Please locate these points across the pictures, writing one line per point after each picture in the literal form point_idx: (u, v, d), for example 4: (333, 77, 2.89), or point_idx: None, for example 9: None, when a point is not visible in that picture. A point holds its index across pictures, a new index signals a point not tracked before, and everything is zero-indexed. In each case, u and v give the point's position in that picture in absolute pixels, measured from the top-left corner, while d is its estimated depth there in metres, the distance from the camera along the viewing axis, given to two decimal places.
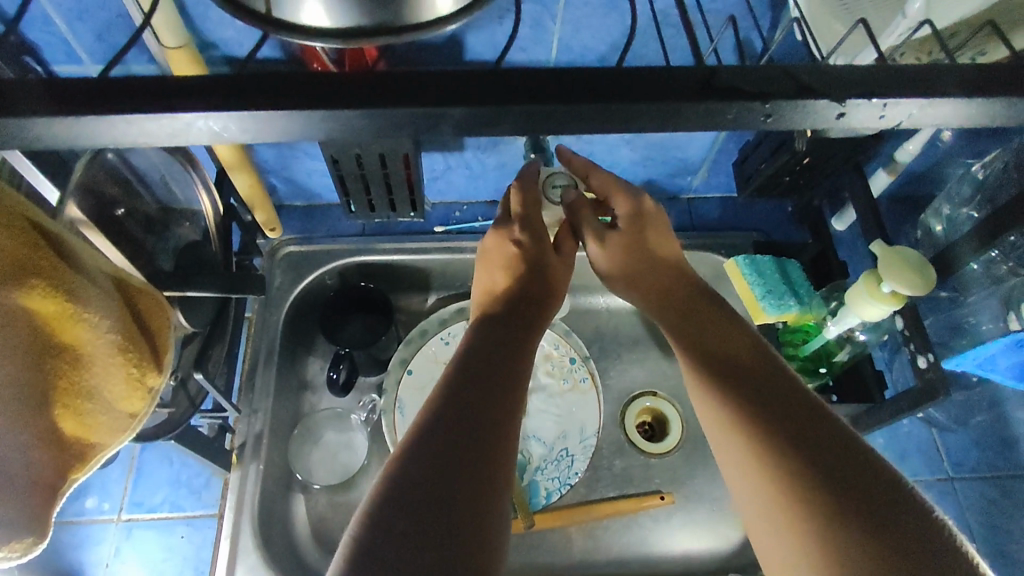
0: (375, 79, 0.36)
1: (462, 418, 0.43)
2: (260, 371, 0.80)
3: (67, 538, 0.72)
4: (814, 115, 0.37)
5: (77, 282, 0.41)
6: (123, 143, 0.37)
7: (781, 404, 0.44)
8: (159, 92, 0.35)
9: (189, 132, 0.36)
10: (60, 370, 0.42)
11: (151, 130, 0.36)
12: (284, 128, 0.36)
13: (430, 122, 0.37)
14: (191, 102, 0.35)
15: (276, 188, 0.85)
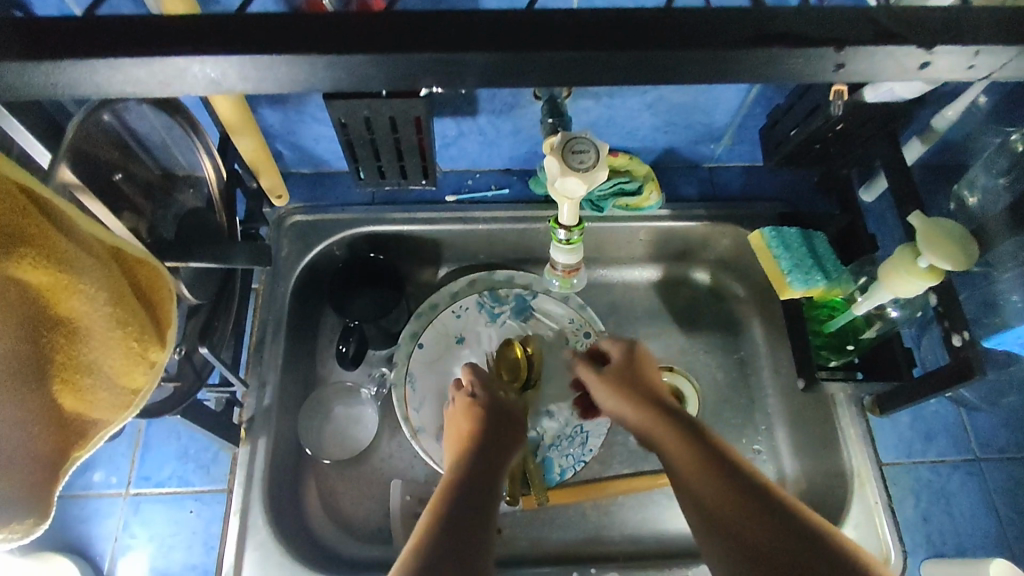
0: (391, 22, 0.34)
1: (475, 491, 0.60)
2: (268, 345, 0.77)
3: (75, 511, 0.71)
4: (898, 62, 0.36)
5: (70, 252, 0.39)
6: (111, 92, 0.35)
7: (765, 521, 0.53)
8: (146, 34, 0.33)
9: (182, 81, 0.35)
10: (58, 344, 0.41)
11: (139, 76, 0.34)
12: (285, 75, 0.35)
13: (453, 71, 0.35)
14: (186, 44, 0.33)
15: (282, 155, 0.82)
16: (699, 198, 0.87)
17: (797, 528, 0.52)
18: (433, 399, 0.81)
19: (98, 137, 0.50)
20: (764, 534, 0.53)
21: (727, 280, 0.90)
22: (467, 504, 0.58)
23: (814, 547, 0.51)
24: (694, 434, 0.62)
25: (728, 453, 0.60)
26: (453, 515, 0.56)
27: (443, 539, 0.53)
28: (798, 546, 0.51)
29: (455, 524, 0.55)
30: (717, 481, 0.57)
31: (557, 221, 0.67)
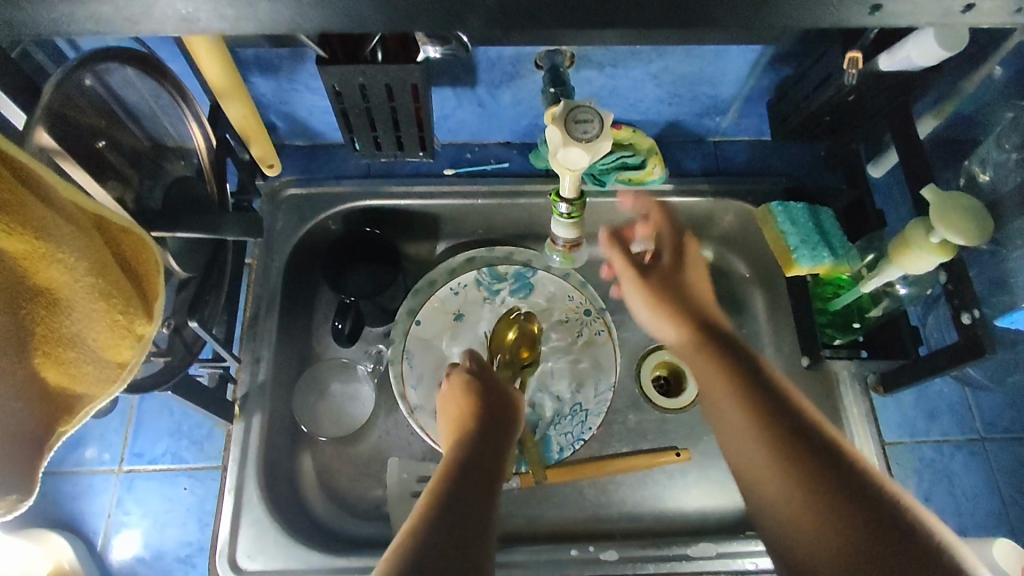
0: None
1: (474, 474, 0.58)
2: (261, 321, 0.76)
3: (67, 488, 0.70)
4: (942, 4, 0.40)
5: (50, 220, 0.37)
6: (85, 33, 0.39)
7: (805, 467, 0.48)
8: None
9: (155, 14, 0.37)
10: (38, 317, 0.39)
11: (107, 13, 0.37)
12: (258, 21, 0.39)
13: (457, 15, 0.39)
14: None
15: (275, 126, 0.80)
16: (702, 172, 0.85)
17: (839, 466, 0.48)
18: (431, 376, 0.81)
19: (82, 106, 0.47)
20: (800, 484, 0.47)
21: (730, 257, 0.89)
22: (469, 487, 0.56)
23: (852, 478, 0.47)
24: (742, 368, 0.56)
25: (775, 386, 0.54)
26: (455, 496, 0.54)
27: (442, 521, 0.51)
28: (837, 477, 0.47)
29: (455, 506, 0.53)
30: (758, 419, 0.52)
31: (558, 194, 0.65)
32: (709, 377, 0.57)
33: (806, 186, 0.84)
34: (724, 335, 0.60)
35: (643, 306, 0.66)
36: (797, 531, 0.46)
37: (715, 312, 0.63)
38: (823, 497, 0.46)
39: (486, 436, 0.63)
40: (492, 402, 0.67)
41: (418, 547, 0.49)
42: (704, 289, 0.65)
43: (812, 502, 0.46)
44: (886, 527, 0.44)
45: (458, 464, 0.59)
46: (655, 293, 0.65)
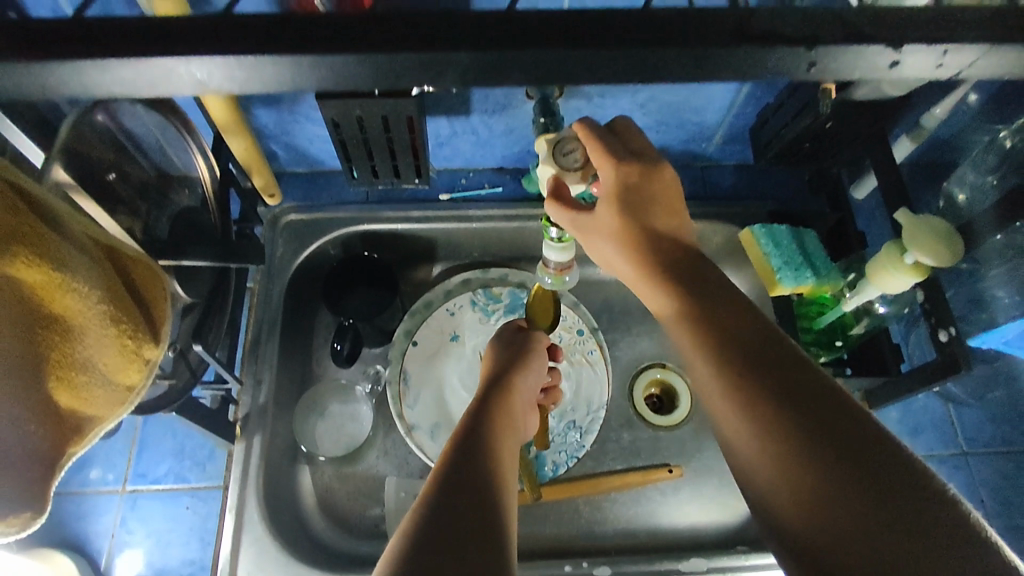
0: (375, 18, 0.34)
1: (486, 438, 0.55)
2: (263, 344, 0.78)
3: (72, 508, 0.72)
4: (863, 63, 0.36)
5: (63, 250, 0.39)
6: (98, 94, 0.36)
7: (795, 407, 0.43)
8: (134, 36, 0.34)
9: (170, 81, 0.35)
10: (52, 343, 0.40)
11: (127, 77, 0.35)
12: (270, 76, 0.35)
13: (434, 67, 0.35)
14: (168, 46, 0.34)
15: (276, 155, 0.83)
16: (689, 195, 0.88)
17: (824, 406, 0.43)
18: (427, 397, 0.82)
19: (96, 139, 0.50)
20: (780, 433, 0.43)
21: None
22: (479, 449, 0.53)
23: (837, 416, 0.43)
24: (709, 306, 0.51)
25: (741, 327, 0.49)
26: (466, 461, 0.51)
27: (454, 486, 0.49)
28: (827, 415, 0.43)
29: (467, 471, 0.50)
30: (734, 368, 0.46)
31: (549, 219, 0.65)
32: (677, 318, 0.52)
33: (791, 208, 0.87)
34: (681, 266, 0.53)
35: (602, 239, 0.55)
36: (781, 480, 0.42)
37: (672, 247, 0.54)
38: (805, 443, 0.42)
39: (495, 398, 0.61)
40: (512, 366, 0.66)
41: (439, 520, 0.45)
42: (659, 219, 0.54)
43: (792, 448, 0.42)
44: (873, 466, 0.40)
45: (469, 430, 0.56)
46: (607, 239, 0.55)
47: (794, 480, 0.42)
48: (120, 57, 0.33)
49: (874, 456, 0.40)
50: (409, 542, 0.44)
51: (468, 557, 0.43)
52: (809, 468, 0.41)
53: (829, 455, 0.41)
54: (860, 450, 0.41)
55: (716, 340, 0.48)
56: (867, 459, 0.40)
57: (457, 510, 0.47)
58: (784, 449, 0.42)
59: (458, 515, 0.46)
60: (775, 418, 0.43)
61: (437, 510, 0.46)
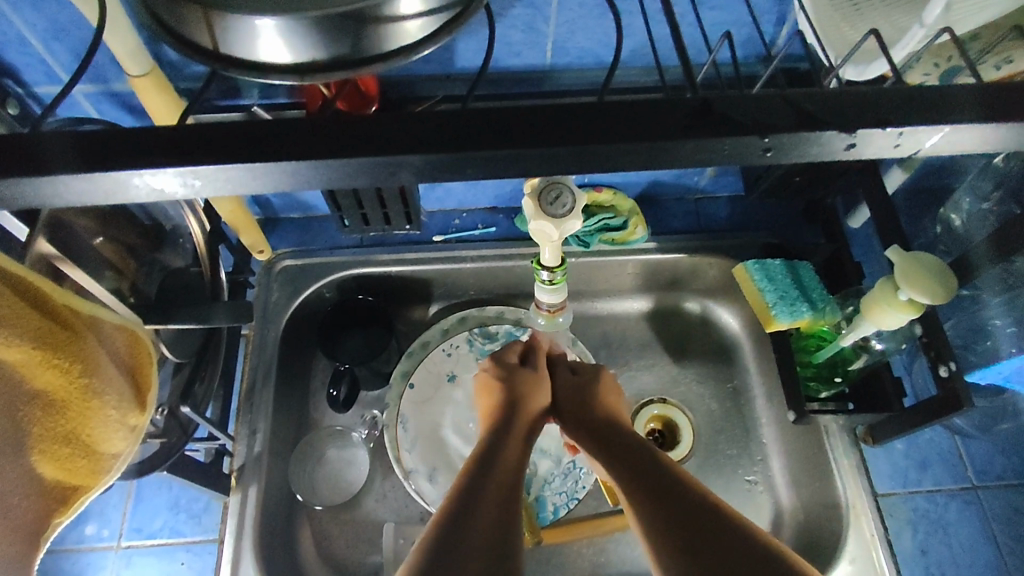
0: (328, 119, 0.31)
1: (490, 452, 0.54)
2: (258, 392, 0.77)
3: (67, 566, 0.71)
4: (821, 146, 0.32)
5: (47, 327, 0.40)
6: (54, 204, 0.32)
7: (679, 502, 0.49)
8: (93, 148, 0.30)
9: (125, 191, 0.31)
10: (35, 418, 0.41)
11: (81, 189, 0.31)
12: (236, 185, 0.32)
13: (388, 169, 0.32)
14: (122, 156, 0.30)
15: (270, 201, 0.83)
16: (685, 229, 0.87)
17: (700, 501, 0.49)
18: (425, 441, 0.82)
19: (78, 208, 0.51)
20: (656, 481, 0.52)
21: (717, 309, 0.90)
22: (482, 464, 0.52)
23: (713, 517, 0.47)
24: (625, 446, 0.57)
25: (642, 457, 0.55)
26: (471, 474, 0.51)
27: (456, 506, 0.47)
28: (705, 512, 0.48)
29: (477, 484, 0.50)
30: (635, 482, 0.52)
31: (539, 262, 0.64)
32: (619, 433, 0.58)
33: (786, 239, 0.86)
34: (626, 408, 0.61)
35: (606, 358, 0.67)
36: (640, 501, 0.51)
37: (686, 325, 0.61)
38: (660, 480, 0.51)
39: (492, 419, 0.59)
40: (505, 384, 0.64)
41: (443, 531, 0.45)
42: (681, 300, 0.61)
43: (651, 482, 0.52)
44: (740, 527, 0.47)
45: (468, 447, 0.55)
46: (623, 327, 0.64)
47: (643, 495, 0.51)
48: (77, 172, 0.30)
49: (720, 512, 0.48)
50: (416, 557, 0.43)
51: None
52: (659, 490, 0.51)
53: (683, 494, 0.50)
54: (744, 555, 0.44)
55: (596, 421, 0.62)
56: (729, 544, 0.45)
57: (469, 525, 0.46)
58: (634, 477, 0.53)
59: (463, 532, 0.45)
60: (631, 454, 0.56)
61: (448, 525, 0.46)
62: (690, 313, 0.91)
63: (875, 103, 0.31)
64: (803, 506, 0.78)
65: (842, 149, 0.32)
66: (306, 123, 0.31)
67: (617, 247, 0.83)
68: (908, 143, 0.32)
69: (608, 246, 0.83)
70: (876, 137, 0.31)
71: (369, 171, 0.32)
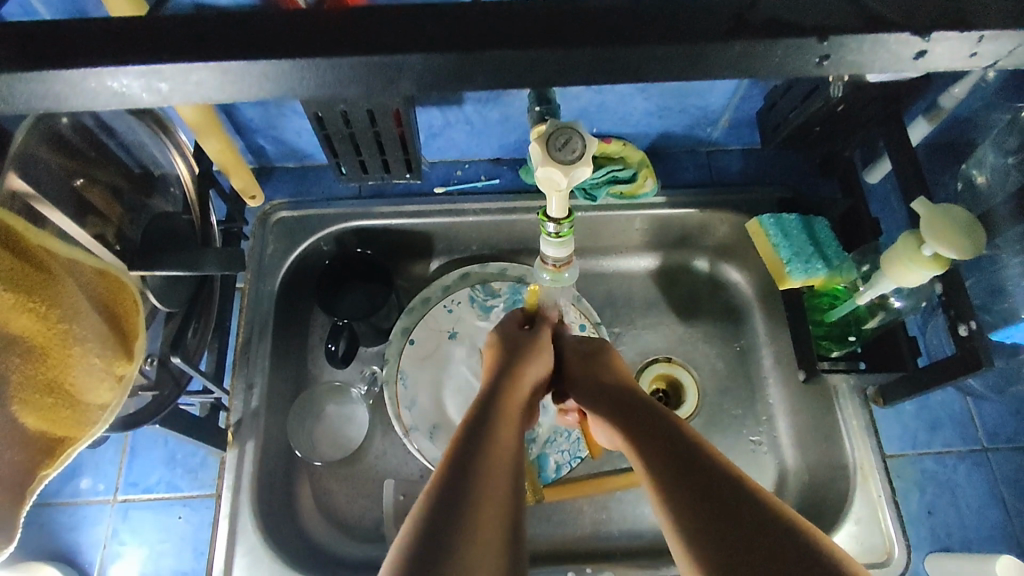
0: (308, 15, 0.31)
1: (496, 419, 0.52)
2: (255, 345, 0.75)
3: (62, 519, 0.70)
4: (888, 54, 0.31)
5: (18, 269, 0.38)
6: (11, 109, 0.31)
7: (683, 462, 0.49)
8: (46, 47, 0.29)
9: (84, 95, 0.31)
10: (12, 365, 0.39)
11: (35, 91, 0.30)
12: (201, 91, 0.31)
13: (388, 73, 0.31)
14: (79, 54, 0.29)
15: (263, 148, 0.80)
16: (696, 183, 0.84)
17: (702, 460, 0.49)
18: (426, 398, 0.80)
19: (57, 146, 0.48)
20: (662, 445, 0.51)
21: (727, 267, 0.87)
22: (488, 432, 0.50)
23: (717, 473, 0.47)
24: (630, 411, 0.56)
25: (646, 421, 0.54)
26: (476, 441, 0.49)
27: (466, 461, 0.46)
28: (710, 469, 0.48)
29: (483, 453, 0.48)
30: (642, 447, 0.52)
31: (546, 213, 0.61)
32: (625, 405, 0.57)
33: (801, 194, 0.83)
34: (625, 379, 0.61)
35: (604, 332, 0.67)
36: (656, 476, 0.49)
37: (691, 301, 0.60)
38: (678, 458, 0.49)
39: (497, 387, 0.58)
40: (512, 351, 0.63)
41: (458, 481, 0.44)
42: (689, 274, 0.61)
43: (669, 461, 0.49)
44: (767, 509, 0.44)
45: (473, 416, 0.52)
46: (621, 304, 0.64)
47: (651, 457, 0.50)
48: (28, 71, 0.29)
49: (719, 466, 0.48)
50: (421, 533, 0.41)
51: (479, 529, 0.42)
52: (666, 453, 0.50)
53: (704, 474, 0.47)
54: (770, 532, 0.42)
55: (606, 398, 0.60)
56: (735, 495, 0.45)
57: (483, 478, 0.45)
58: (643, 441, 0.52)
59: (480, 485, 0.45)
60: (645, 432, 0.53)
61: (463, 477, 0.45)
62: (699, 271, 0.88)
63: (945, 5, 0.30)
64: (808, 466, 0.77)
65: (911, 59, 0.32)
66: (278, 23, 0.30)
67: (626, 201, 0.80)
68: (986, 53, 0.32)
69: (616, 200, 0.80)
70: (951, 43, 0.31)
71: (363, 77, 0.31)
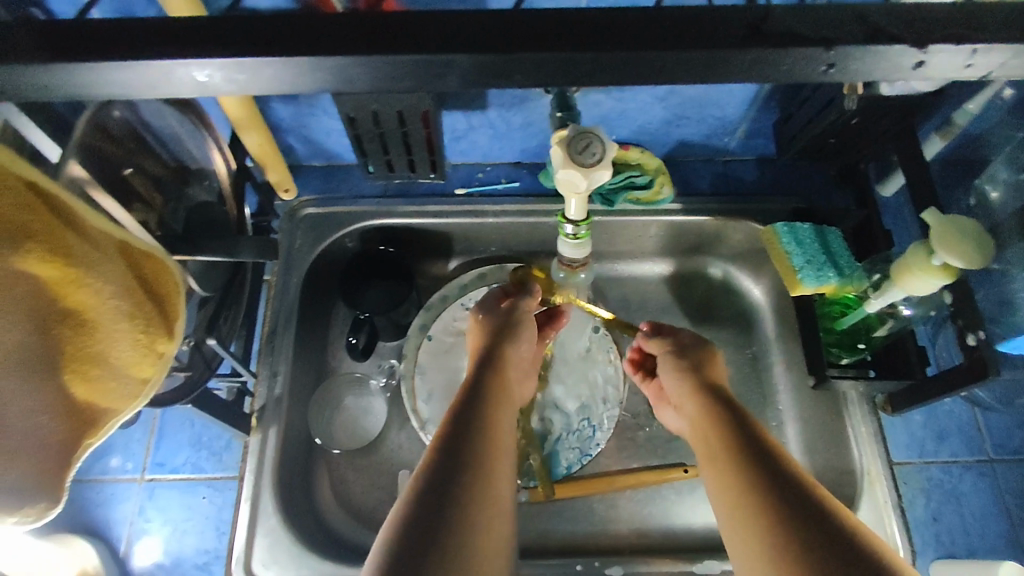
0: (358, 22, 0.33)
1: (488, 403, 0.57)
2: (279, 336, 0.78)
3: (91, 496, 0.73)
4: (888, 62, 0.33)
5: (75, 246, 0.41)
6: (102, 92, 0.35)
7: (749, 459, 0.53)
8: (131, 41, 0.33)
9: (166, 82, 0.35)
10: (66, 337, 0.42)
11: (122, 79, 0.34)
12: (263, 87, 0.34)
13: (431, 72, 0.34)
14: (161, 47, 0.33)
15: (293, 148, 0.83)
16: (711, 191, 0.86)
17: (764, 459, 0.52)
18: (441, 391, 0.82)
19: (109, 135, 0.51)
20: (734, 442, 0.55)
21: (739, 275, 0.89)
22: (479, 414, 0.55)
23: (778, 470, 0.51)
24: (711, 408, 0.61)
25: (725, 417, 0.59)
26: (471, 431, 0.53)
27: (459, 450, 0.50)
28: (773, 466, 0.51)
29: (477, 440, 0.52)
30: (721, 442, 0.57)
31: (564, 215, 0.63)
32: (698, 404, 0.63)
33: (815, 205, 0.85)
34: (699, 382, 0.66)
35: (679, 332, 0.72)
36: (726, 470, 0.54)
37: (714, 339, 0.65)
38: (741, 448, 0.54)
39: (487, 375, 0.61)
40: (498, 331, 0.67)
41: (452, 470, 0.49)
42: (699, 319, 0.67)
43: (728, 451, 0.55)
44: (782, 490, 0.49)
45: (467, 402, 0.56)
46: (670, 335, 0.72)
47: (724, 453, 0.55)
48: (121, 60, 0.33)
49: (779, 465, 0.51)
50: (417, 508, 0.46)
51: (459, 519, 0.46)
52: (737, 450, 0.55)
53: (762, 463, 0.52)
54: (818, 524, 0.45)
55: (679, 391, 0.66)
56: (791, 491, 0.49)
57: (468, 468, 0.49)
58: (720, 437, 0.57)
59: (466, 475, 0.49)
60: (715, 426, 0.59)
61: (453, 465, 0.49)
62: (711, 278, 0.90)
63: (946, 21, 0.33)
64: (815, 472, 0.78)
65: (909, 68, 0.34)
66: (330, 26, 0.33)
67: (644, 207, 0.82)
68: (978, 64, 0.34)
69: (633, 205, 0.82)
70: (946, 55, 0.33)
71: (410, 74, 0.34)
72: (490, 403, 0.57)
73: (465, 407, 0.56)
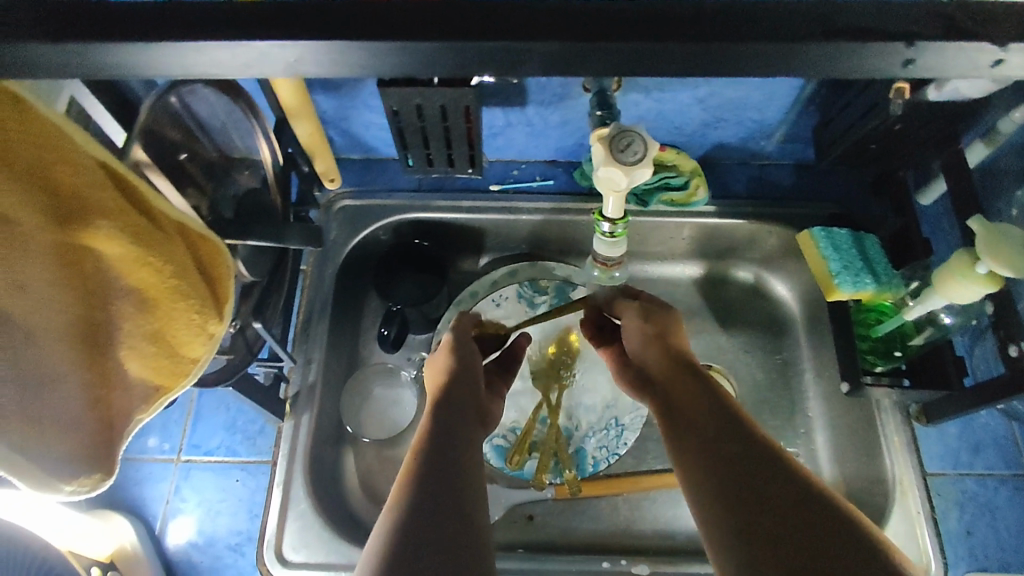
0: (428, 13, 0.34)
1: (466, 433, 0.56)
2: (313, 325, 0.79)
3: (129, 474, 0.75)
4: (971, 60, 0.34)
5: (141, 226, 0.44)
6: (195, 74, 0.37)
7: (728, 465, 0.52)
8: (217, 27, 0.34)
9: (256, 64, 0.36)
10: (125, 311, 0.46)
11: (219, 59, 0.35)
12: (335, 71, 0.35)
13: (511, 60, 0.35)
14: (246, 33, 0.34)
15: (332, 141, 0.84)
16: (747, 194, 0.85)
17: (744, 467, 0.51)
18: None
19: (170, 119, 0.52)
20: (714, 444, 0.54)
21: (771, 280, 0.88)
22: (454, 445, 0.54)
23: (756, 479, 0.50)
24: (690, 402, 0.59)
25: (702, 414, 0.57)
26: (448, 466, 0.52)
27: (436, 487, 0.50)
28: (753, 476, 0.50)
29: (453, 475, 0.51)
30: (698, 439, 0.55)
31: (601, 213, 0.64)
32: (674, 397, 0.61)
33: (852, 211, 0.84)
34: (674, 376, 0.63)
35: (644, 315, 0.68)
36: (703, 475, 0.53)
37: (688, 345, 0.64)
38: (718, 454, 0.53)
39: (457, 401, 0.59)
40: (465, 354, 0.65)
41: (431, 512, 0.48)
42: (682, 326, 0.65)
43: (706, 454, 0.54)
44: (778, 527, 0.47)
45: (444, 432, 0.55)
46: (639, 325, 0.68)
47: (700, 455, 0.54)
48: (217, 41, 0.34)
49: (759, 474, 0.50)
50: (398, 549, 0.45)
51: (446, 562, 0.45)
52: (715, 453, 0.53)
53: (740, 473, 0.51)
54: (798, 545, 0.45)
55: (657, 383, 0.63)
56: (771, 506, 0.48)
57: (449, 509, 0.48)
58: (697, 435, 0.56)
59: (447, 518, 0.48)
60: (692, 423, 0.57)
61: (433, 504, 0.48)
62: (742, 282, 0.89)
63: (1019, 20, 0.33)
64: (845, 480, 0.78)
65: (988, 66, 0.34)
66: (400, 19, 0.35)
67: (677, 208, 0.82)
68: None
69: (666, 206, 0.82)
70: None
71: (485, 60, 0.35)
72: (467, 434, 0.56)
73: (441, 440, 0.54)
